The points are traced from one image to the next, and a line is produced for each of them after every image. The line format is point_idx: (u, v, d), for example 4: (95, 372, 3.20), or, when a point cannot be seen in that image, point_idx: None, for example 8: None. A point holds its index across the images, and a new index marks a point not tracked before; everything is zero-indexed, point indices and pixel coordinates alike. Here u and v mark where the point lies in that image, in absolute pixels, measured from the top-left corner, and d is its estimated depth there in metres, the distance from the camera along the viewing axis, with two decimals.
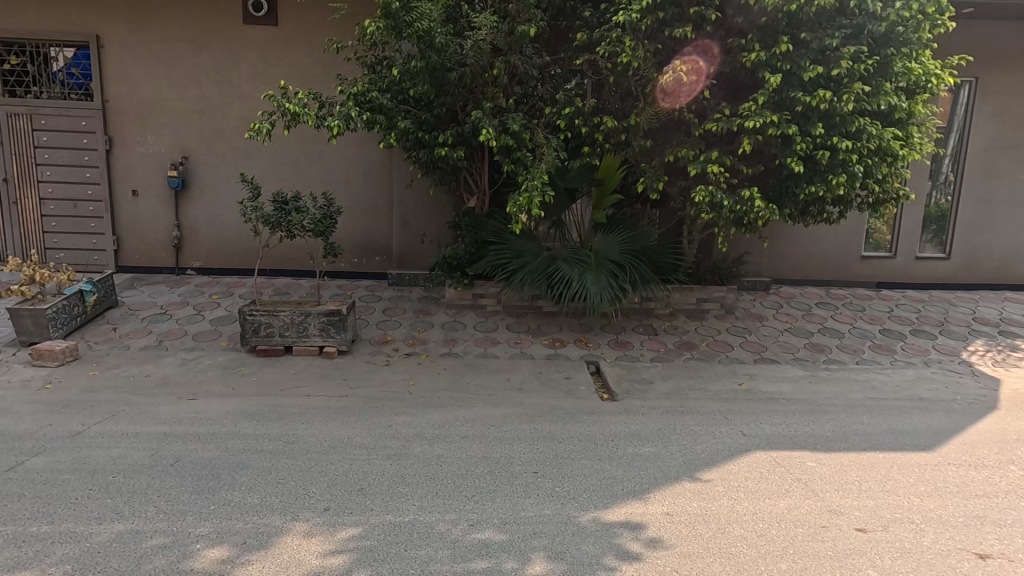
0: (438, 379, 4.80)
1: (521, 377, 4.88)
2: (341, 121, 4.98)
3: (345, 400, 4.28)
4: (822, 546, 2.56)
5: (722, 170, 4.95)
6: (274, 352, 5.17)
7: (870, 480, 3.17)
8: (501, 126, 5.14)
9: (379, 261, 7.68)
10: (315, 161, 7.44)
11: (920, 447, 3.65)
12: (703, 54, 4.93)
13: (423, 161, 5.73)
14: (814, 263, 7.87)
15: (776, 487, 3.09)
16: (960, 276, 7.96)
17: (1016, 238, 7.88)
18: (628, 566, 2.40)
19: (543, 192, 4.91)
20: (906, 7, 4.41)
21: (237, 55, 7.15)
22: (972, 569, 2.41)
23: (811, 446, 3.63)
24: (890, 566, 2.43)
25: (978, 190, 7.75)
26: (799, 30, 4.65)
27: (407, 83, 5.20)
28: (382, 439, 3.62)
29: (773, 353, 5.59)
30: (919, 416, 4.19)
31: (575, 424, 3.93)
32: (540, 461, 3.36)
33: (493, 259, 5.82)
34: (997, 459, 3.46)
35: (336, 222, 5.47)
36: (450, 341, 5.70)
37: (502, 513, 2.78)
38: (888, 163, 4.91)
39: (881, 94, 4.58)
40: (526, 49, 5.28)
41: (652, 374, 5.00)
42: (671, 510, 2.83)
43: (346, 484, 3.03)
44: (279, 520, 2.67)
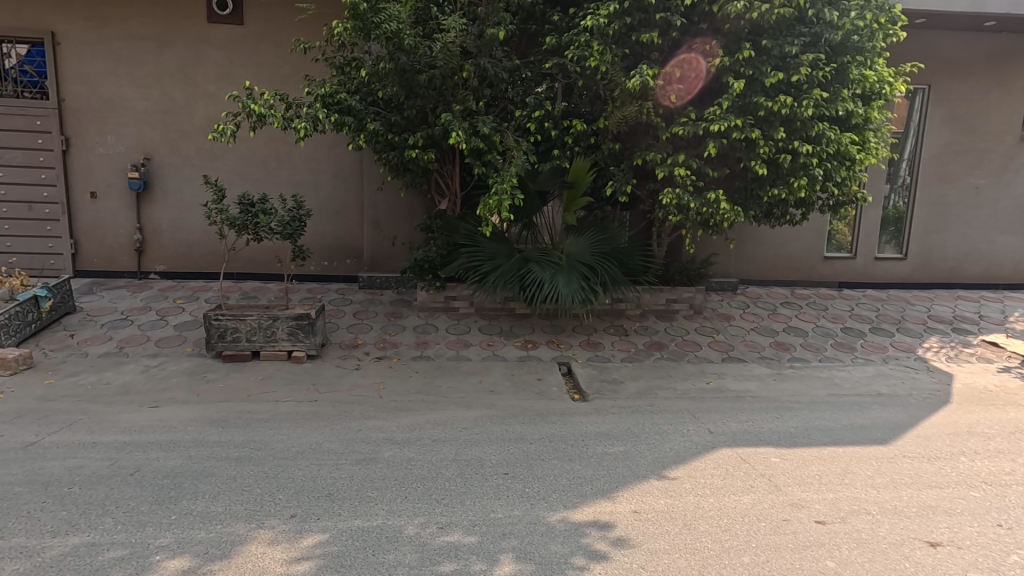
0: (410, 382, 4.78)
1: (493, 379, 4.89)
2: (309, 122, 4.95)
3: (314, 405, 4.23)
4: (784, 539, 2.63)
5: (689, 173, 5.06)
6: (241, 357, 5.06)
7: (830, 474, 3.28)
8: (471, 128, 5.13)
9: (350, 263, 7.60)
10: (284, 163, 7.33)
11: (877, 441, 3.78)
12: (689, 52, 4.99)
13: (393, 163, 5.71)
14: (779, 264, 8.08)
15: (741, 483, 3.16)
16: (915, 276, 8.28)
17: (967, 239, 8.22)
18: (596, 565, 2.42)
19: (513, 195, 4.94)
20: (861, 16, 4.59)
21: (201, 55, 6.99)
22: (923, 557, 2.50)
23: (775, 442, 3.73)
24: (847, 556, 2.51)
25: (932, 193, 8.07)
26: (761, 37, 4.78)
27: (376, 85, 5.20)
28: (351, 443, 3.59)
29: (740, 352, 5.72)
30: (878, 411, 4.34)
31: (546, 425, 3.96)
32: (511, 462, 3.37)
33: (464, 262, 5.80)
34: (949, 451, 3.61)
35: (305, 225, 5.38)
36: (422, 344, 5.67)
37: (471, 515, 2.78)
38: (847, 167, 5.08)
39: (839, 100, 4.78)
40: (495, 52, 5.28)
41: (623, 374, 5.06)
42: (639, 508, 2.87)
43: (314, 489, 2.99)
44: (244, 528, 2.62)
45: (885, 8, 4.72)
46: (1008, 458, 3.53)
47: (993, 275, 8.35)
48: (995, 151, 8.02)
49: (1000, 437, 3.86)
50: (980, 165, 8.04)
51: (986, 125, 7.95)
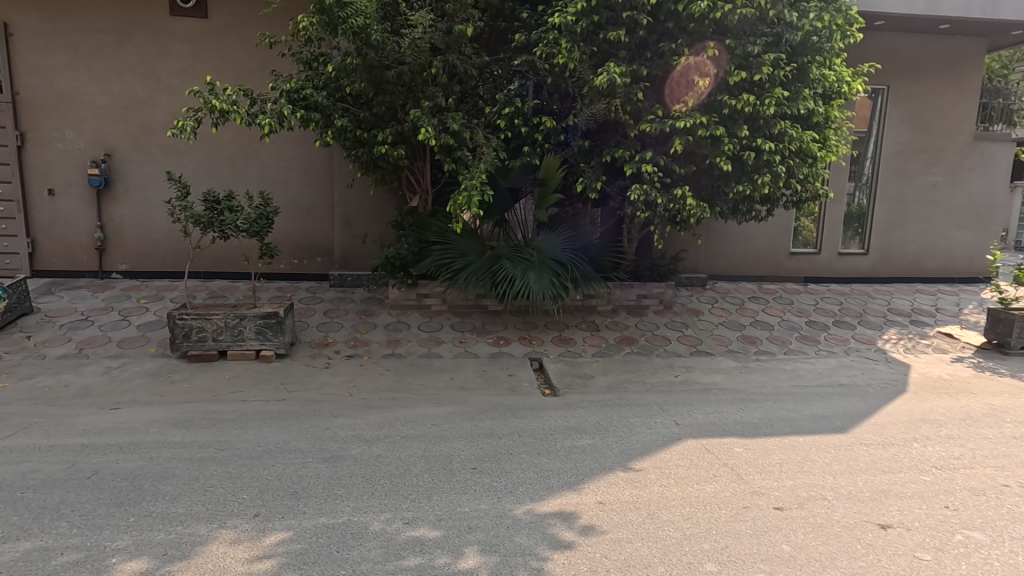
0: (380, 380, 4.75)
1: (464, 376, 4.89)
2: (274, 119, 4.91)
3: (282, 405, 4.17)
4: (743, 525, 2.69)
5: (656, 170, 5.12)
6: (207, 357, 4.97)
7: (790, 462, 3.37)
8: (441, 125, 5.12)
9: (320, 261, 7.51)
10: (251, 159, 7.21)
11: (836, 429, 3.90)
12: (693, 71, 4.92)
13: (363, 160, 5.67)
14: (747, 259, 8.26)
15: (704, 472, 3.24)
16: (877, 271, 8.54)
17: (925, 235, 8.51)
18: (560, 555, 2.45)
19: (483, 191, 4.96)
20: (819, 18, 4.73)
21: (164, 49, 6.83)
22: (874, 538, 2.59)
23: (739, 433, 3.82)
24: (803, 540, 2.58)
25: (892, 190, 8.33)
26: (725, 37, 4.87)
27: (343, 81, 5.18)
28: (319, 441, 3.57)
29: (708, 345, 5.83)
30: (838, 400, 4.48)
31: (516, 420, 3.99)
32: (479, 457, 3.39)
33: (436, 259, 5.79)
34: (903, 437, 3.75)
35: (272, 222, 5.29)
36: (393, 342, 5.63)
37: (437, 510, 2.78)
38: (809, 164, 5.23)
39: (799, 99, 4.92)
40: (465, 48, 5.28)
41: (593, 369, 5.12)
42: (604, 499, 2.92)
43: (279, 488, 2.96)
44: (205, 529, 2.59)
45: (843, 10, 4.87)
46: (958, 443, 3.68)
47: (950, 269, 8.66)
48: (950, 150, 8.33)
49: (952, 424, 4.02)
50: (936, 163, 8.33)
51: (942, 125, 8.25)
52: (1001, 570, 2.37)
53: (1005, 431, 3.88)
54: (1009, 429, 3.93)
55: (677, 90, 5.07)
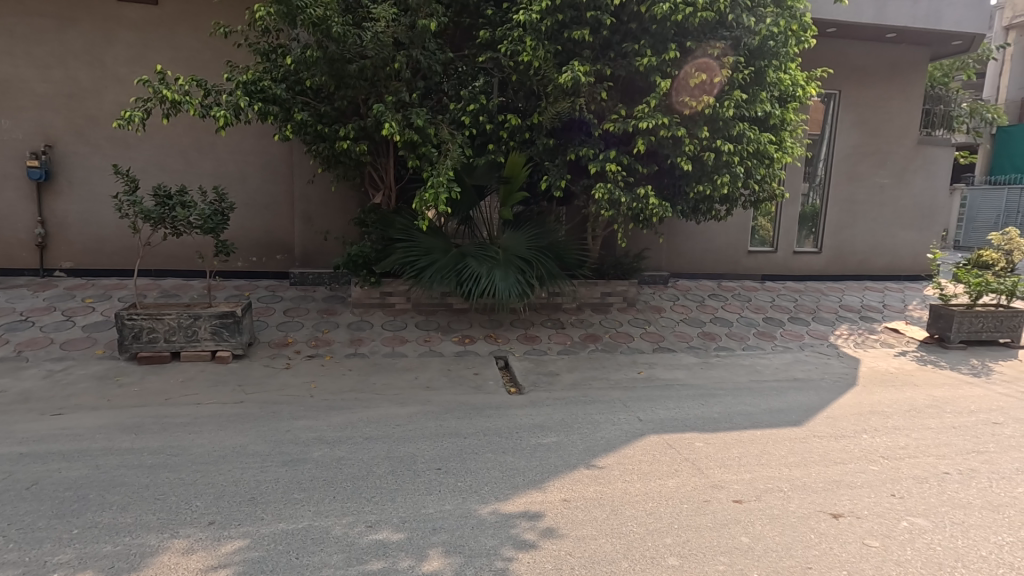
0: (343, 381, 4.65)
1: (429, 375, 4.85)
2: (229, 111, 4.76)
3: (240, 407, 4.04)
4: (704, 519, 2.75)
5: (620, 169, 5.17)
6: (158, 359, 4.77)
7: (748, 455, 3.47)
8: (405, 120, 5.04)
9: (280, 259, 7.32)
10: (206, 153, 6.96)
11: (791, 422, 4.04)
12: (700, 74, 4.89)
13: (324, 155, 5.56)
14: (707, 258, 8.46)
15: (666, 467, 3.29)
16: (830, 269, 8.88)
17: (874, 234, 8.89)
18: (524, 555, 2.44)
19: (449, 188, 4.92)
20: (775, 23, 4.86)
21: (111, 36, 6.51)
22: (827, 527, 2.69)
23: (700, 428, 3.90)
24: (760, 531, 2.66)
25: (843, 191, 8.68)
26: (686, 39, 4.96)
27: (303, 74, 5.05)
28: (278, 445, 3.46)
29: (670, 342, 5.94)
30: (793, 394, 4.64)
31: (481, 419, 3.97)
32: (444, 457, 3.35)
33: (401, 257, 5.71)
34: (853, 429, 3.91)
35: (228, 218, 5.10)
36: (356, 341, 5.53)
37: (400, 512, 2.74)
38: (765, 165, 5.39)
39: (757, 102, 5.08)
40: (429, 44, 5.22)
41: (559, 367, 5.15)
42: (568, 496, 2.94)
43: (236, 494, 2.86)
44: (155, 539, 2.48)
45: (798, 17, 5.02)
46: (903, 434, 3.85)
47: (896, 267, 9.07)
48: (897, 153, 8.73)
49: (898, 415, 4.21)
50: (885, 165, 8.72)
51: (889, 129, 8.63)
52: (944, 554, 2.49)
53: (945, 421, 4.09)
54: (949, 419, 4.14)
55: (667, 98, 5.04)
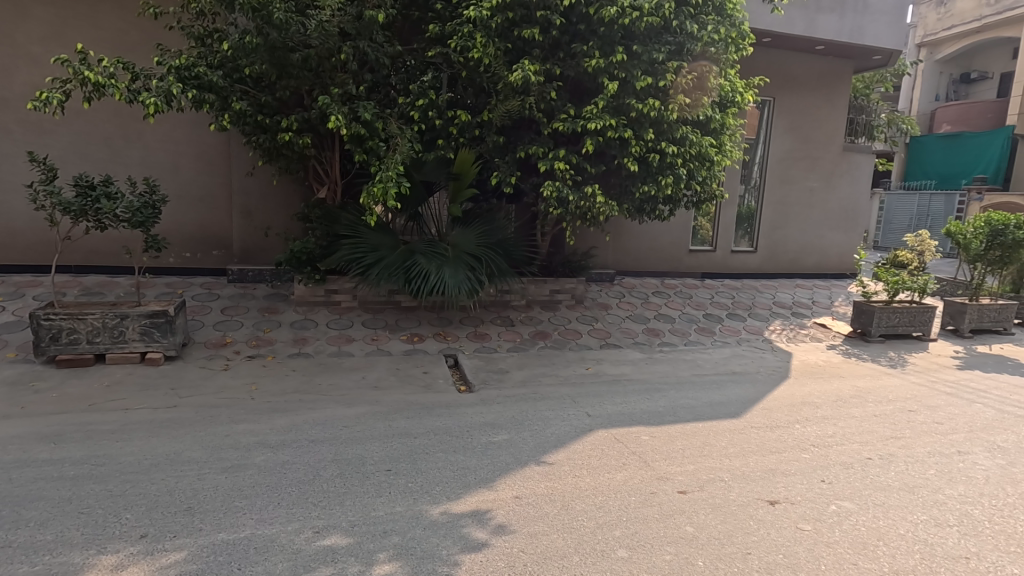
0: (286, 382, 4.48)
1: (377, 375, 4.75)
2: (160, 97, 4.49)
3: (173, 412, 3.81)
4: (651, 510, 2.84)
5: (568, 168, 5.22)
6: (80, 362, 4.45)
7: (691, 447, 3.61)
8: (351, 113, 4.90)
9: (217, 255, 6.97)
10: (134, 142, 6.56)
11: (731, 415, 4.22)
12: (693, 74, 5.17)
13: (265, 147, 5.34)
14: (651, 256, 8.72)
15: (614, 461, 3.37)
16: (764, 267, 9.34)
17: (804, 235, 9.43)
18: (476, 554, 2.43)
19: (398, 183, 4.83)
20: (716, 30, 5.03)
21: (23, 11, 5.99)
22: (764, 514, 2.83)
23: (646, 422, 4.01)
24: (703, 520, 2.76)
25: (777, 193, 9.15)
26: (633, 42, 5.07)
27: (242, 61, 4.83)
28: (217, 451, 3.30)
29: (617, 338, 6.09)
30: (731, 387, 4.86)
31: (431, 418, 3.93)
32: (393, 459, 3.29)
33: (346, 254, 5.56)
34: (786, 420, 4.14)
35: (159, 212, 4.80)
36: (300, 341, 5.34)
37: (350, 515, 2.68)
38: (707, 167, 5.57)
39: (699, 107, 5.29)
40: (376, 36, 5.09)
41: (508, 364, 5.17)
42: (520, 493, 2.96)
43: (171, 504, 2.71)
44: (79, 556, 2.30)
45: (737, 25, 5.25)
46: (831, 422, 4.12)
47: (824, 266, 9.65)
48: (824, 159, 9.28)
49: (826, 405, 4.49)
50: (814, 169, 9.25)
51: (818, 136, 9.16)
52: (868, 534, 2.68)
53: (868, 410, 4.40)
54: (871, 407, 4.46)
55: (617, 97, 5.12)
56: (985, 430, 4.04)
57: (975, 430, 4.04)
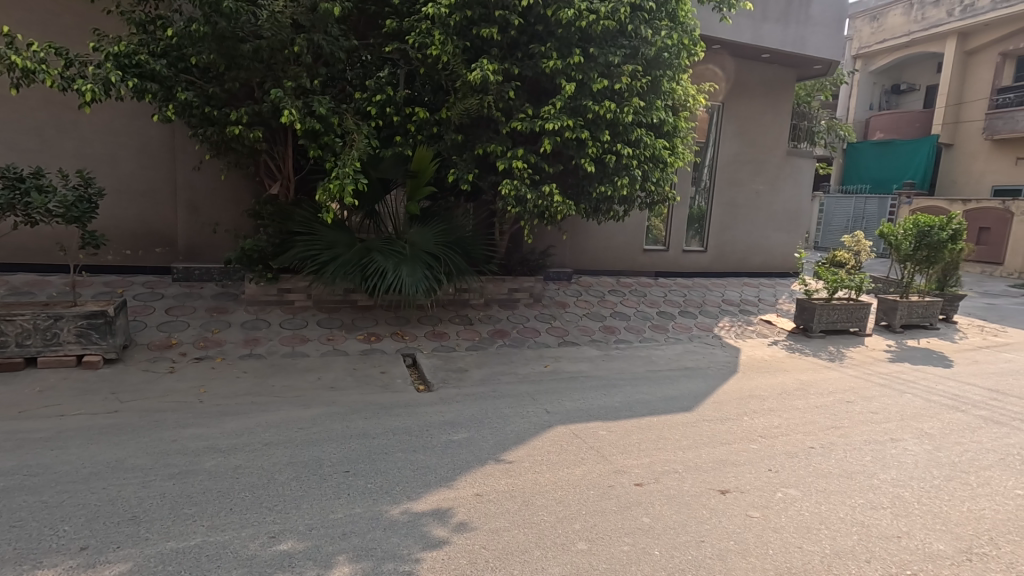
0: (237, 384, 4.33)
1: (333, 375, 4.65)
2: (98, 85, 4.26)
3: (114, 418, 3.62)
4: (609, 503, 2.91)
5: (526, 167, 5.25)
6: (9, 365, 4.17)
7: (647, 440, 3.72)
8: (306, 107, 4.78)
9: (160, 252, 6.65)
10: (68, 133, 6.22)
11: (684, 408, 4.37)
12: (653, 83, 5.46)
13: (213, 140, 5.14)
14: (607, 255, 8.89)
15: (573, 457, 3.43)
16: (714, 266, 9.67)
17: (751, 235, 9.82)
18: (437, 551, 2.43)
19: (355, 180, 4.74)
20: (669, 36, 5.18)
21: None
22: (715, 502, 2.95)
23: (603, 417, 4.10)
24: (659, 510, 2.86)
25: (726, 195, 9.49)
26: (589, 45, 5.17)
27: (188, 50, 4.64)
28: (163, 457, 3.16)
29: (574, 336, 6.19)
30: (684, 382, 5.03)
31: (390, 418, 3.89)
32: (352, 460, 3.24)
33: (300, 251, 5.43)
34: (736, 412, 4.32)
35: (97, 206, 4.54)
36: (251, 342, 5.17)
37: (307, 519, 2.62)
38: (660, 168, 5.70)
39: (653, 109, 5.41)
40: (331, 29, 4.98)
41: (467, 363, 5.17)
42: (481, 491, 2.97)
43: (113, 514, 2.57)
44: (12, 573, 2.16)
45: (689, 31, 5.41)
46: (776, 414, 4.32)
47: (769, 265, 10.08)
48: (769, 163, 9.70)
49: (772, 397, 4.71)
50: (760, 173, 9.65)
51: (763, 140, 9.56)
52: (811, 519, 2.83)
53: (810, 402, 4.64)
54: (813, 399, 4.70)
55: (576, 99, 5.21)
56: (915, 419, 4.34)
57: (905, 418, 4.33)
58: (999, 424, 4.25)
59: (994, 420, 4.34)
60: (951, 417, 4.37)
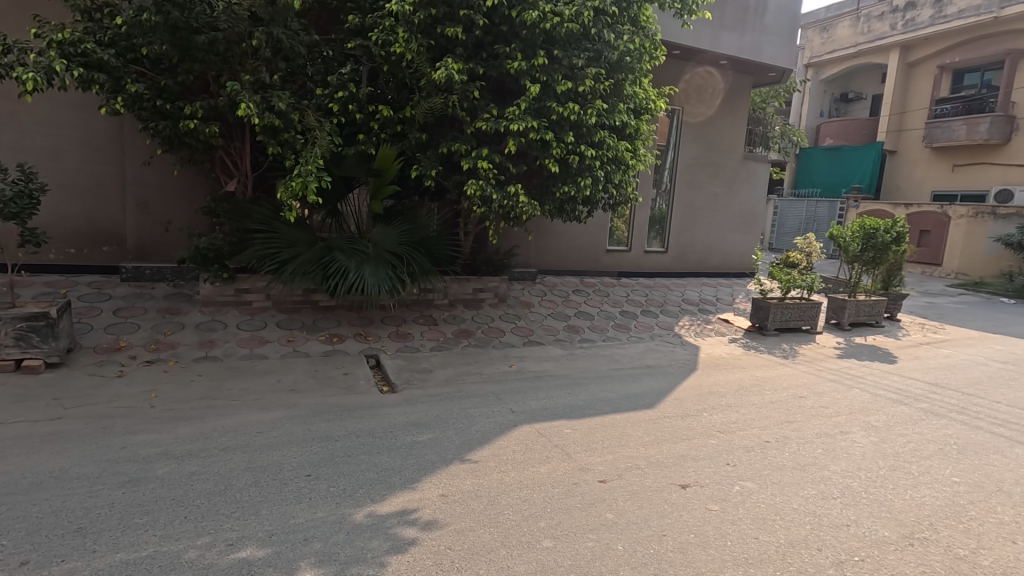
0: (192, 387, 4.18)
1: (294, 377, 4.54)
2: (39, 74, 4.04)
3: (57, 425, 3.44)
4: (574, 500, 2.94)
5: (491, 167, 5.25)
6: None
7: (610, 437, 3.77)
8: (265, 103, 4.64)
9: (107, 251, 6.35)
10: (6, 124, 5.89)
11: (646, 406, 4.46)
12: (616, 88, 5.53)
13: (165, 134, 4.95)
14: (571, 255, 8.97)
15: (538, 455, 3.45)
16: (674, 266, 9.90)
17: (709, 236, 10.10)
18: (403, 553, 2.41)
19: (318, 178, 4.65)
20: (631, 41, 5.27)
21: None
22: (677, 497, 3.02)
23: (568, 416, 4.15)
24: (621, 506, 2.91)
25: (685, 196, 9.73)
26: (553, 47, 5.22)
27: (139, 40, 4.44)
28: (112, 464, 3.02)
29: (539, 335, 6.23)
30: (645, 380, 5.14)
31: (353, 420, 3.83)
32: (313, 463, 3.17)
33: (258, 250, 5.29)
34: (695, 409, 4.43)
35: (37, 202, 4.30)
36: (206, 344, 4.99)
37: (266, 525, 2.55)
38: (622, 171, 5.81)
39: (616, 112, 5.49)
40: (292, 23, 4.86)
41: (432, 363, 5.13)
42: (446, 491, 2.95)
43: (57, 526, 2.45)
44: None
45: (650, 36, 5.53)
46: (734, 410, 4.46)
47: (726, 266, 10.39)
48: (726, 166, 9.99)
49: (729, 394, 4.86)
50: (718, 176, 9.94)
51: (721, 144, 9.84)
52: (766, 510, 2.93)
53: (766, 397, 4.81)
54: (768, 395, 4.87)
55: (540, 100, 5.24)
56: (862, 412, 4.55)
57: (854, 412, 4.54)
58: (939, 416, 4.51)
59: (934, 412, 4.60)
60: (895, 410, 4.60)
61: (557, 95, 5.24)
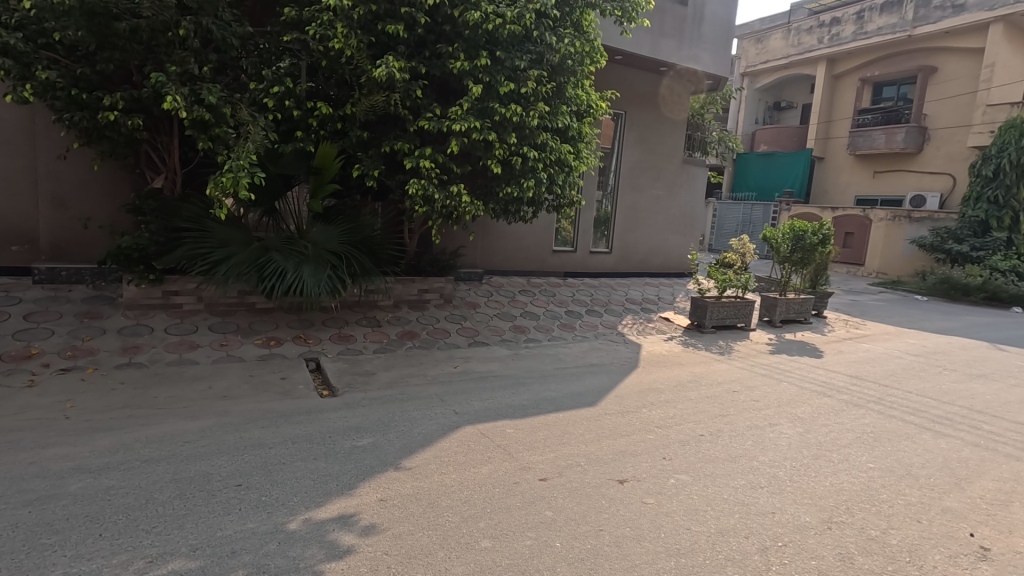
0: (112, 396, 3.92)
1: (226, 383, 4.34)
2: None
3: None
4: (514, 499, 2.96)
5: (434, 167, 5.20)
6: None
7: (552, 436, 3.82)
8: (193, 95, 4.42)
9: (17, 251, 5.87)
10: None
11: (588, 403, 4.54)
12: (558, 90, 5.59)
13: (83, 126, 4.63)
14: (517, 255, 9.02)
15: (480, 456, 3.45)
16: (618, 267, 10.13)
17: (651, 238, 10.39)
18: (338, 561, 2.35)
19: (251, 174, 4.47)
20: (573, 44, 5.34)
21: None
22: (615, 492, 3.10)
23: (511, 415, 4.17)
24: (560, 502, 2.95)
25: (628, 199, 9.98)
26: (496, 48, 5.24)
27: (51, 24, 4.14)
28: (16, 482, 2.79)
29: (484, 336, 6.23)
30: (588, 378, 5.23)
31: (290, 426, 3.70)
32: (244, 473, 3.04)
33: (188, 250, 5.03)
34: (635, 405, 4.55)
35: None
36: (130, 349, 4.70)
37: (191, 539, 2.43)
38: (565, 172, 5.88)
39: (558, 114, 5.55)
40: (223, 13, 4.65)
41: (374, 366, 5.03)
42: (385, 496, 2.90)
43: None
44: None
45: (592, 41, 5.61)
46: (672, 405, 4.61)
47: (667, 266, 10.72)
48: (667, 170, 10.32)
49: (668, 390, 5.02)
50: (659, 179, 10.25)
51: (662, 149, 10.15)
52: (699, 501, 3.04)
53: (702, 392, 5.00)
54: (704, 390, 5.07)
55: (483, 100, 5.24)
56: (790, 404, 4.81)
57: (782, 404, 4.80)
58: (858, 406, 4.82)
59: (854, 403, 4.92)
60: (819, 402, 4.89)
61: (501, 96, 5.24)
